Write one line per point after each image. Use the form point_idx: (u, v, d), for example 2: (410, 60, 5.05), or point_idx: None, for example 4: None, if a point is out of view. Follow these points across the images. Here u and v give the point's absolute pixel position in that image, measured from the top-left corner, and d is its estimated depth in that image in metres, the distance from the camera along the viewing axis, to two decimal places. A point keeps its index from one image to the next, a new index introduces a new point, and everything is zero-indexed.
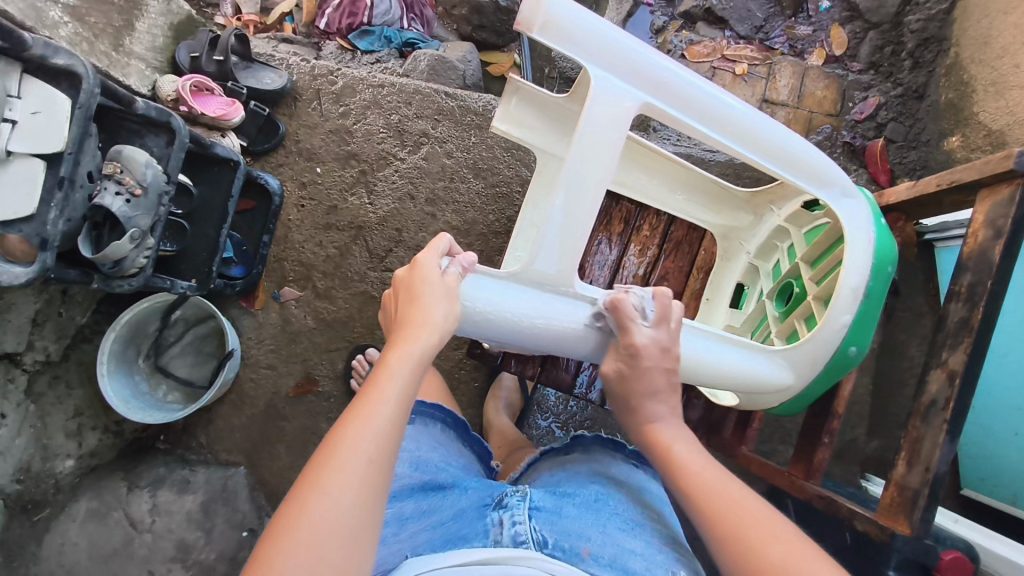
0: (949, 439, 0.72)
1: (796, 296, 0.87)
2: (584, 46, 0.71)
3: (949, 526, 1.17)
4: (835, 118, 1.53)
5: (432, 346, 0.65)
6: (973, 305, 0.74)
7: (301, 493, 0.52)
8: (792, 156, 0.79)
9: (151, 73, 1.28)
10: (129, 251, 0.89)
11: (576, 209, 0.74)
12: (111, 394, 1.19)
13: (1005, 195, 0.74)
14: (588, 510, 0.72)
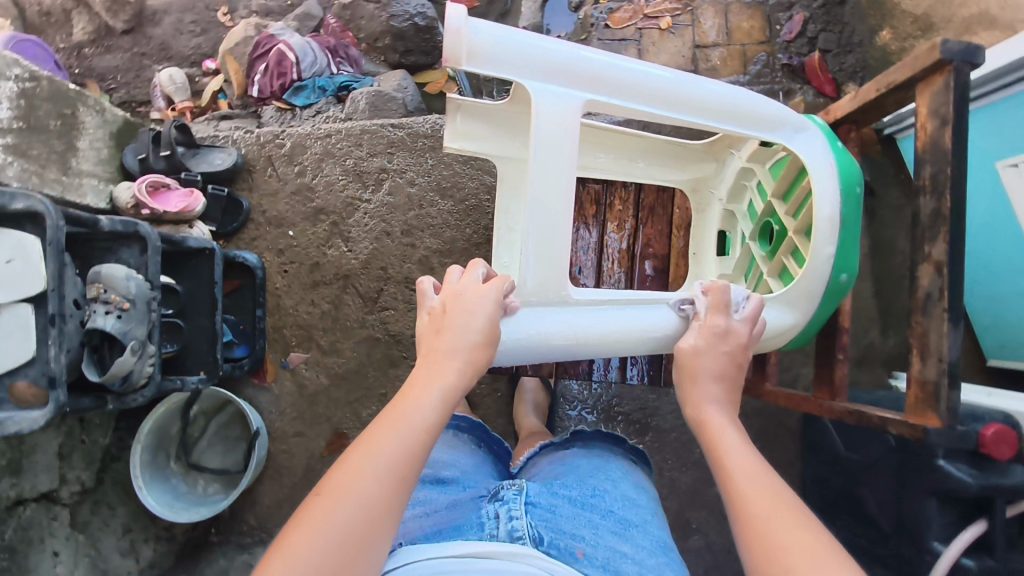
0: (952, 327, 0.73)
1: (777, 234, 0.89)
2: (513, 64, 0.72)
3: (985, 400, 1.19)
4: (767, 44, 1.55)
5: (463, 366, 0.68)
6: (941, 194, 0.75)
7: (326, 492, 0.56)
8: (739, 108, 0.80)
9: (105, 185, 1.30)
10: (133, 364, 0.90)
11: (549, 218, 0.76)
12: (154, 504, 1.21)
13: (940, 85, 0.75)
14: (584, 506, 0.76)
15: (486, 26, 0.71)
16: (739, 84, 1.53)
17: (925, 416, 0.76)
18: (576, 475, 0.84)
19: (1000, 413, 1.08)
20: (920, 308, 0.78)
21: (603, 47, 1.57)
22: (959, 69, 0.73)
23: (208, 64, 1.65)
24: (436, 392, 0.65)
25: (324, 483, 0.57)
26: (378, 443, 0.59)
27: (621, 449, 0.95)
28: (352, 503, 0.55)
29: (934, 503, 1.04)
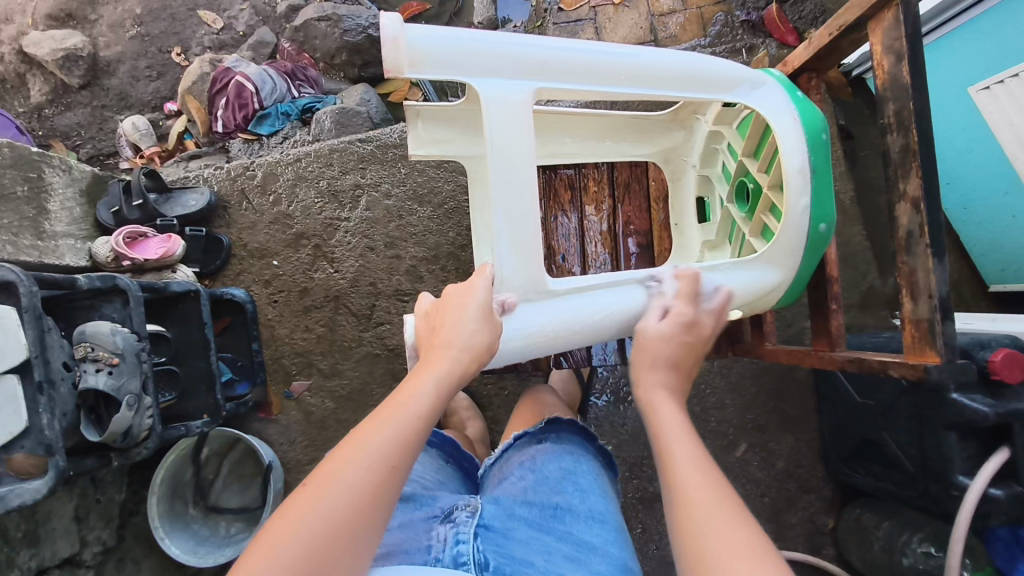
0: (937, 261, 0.72)
1: (752, 192, 0.88)
2: (459, 64, 0.71)
3: (990, 326, 1.18)
4: (723, 4, 1.53)
5: (459, 362, 0.67)
6: (907, 130, 0.73)
7: (317, 476, 0.56)
8: (693, 74, 0.79)
9: (83, 243, 1.29)
10: (132, 419, 0.89)
11: (516, 214, 0.75)
12: (178, 551, 1.21)
13: (891, 19, 0.74)
14: (538, 528, 0.75)
15: (425, 30, 0.69)
16: (701, 47, 1.51)
17: (923, 354, 0.74)
18: (541, 488, 0.82)
19: (1006, 337, 1.06)
20: (905, 247, 0.77)
21: (560, 31, 1.55)
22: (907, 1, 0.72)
23: (169, 107, 1.64)
24: (431, 385, 0.64)
25: (317, 468, 0.57)
26: (370, 430, 0.59)
27: (593, 451, 0.94)
28: (339, 488, 0.55)
29: (954, 438, 1.02)
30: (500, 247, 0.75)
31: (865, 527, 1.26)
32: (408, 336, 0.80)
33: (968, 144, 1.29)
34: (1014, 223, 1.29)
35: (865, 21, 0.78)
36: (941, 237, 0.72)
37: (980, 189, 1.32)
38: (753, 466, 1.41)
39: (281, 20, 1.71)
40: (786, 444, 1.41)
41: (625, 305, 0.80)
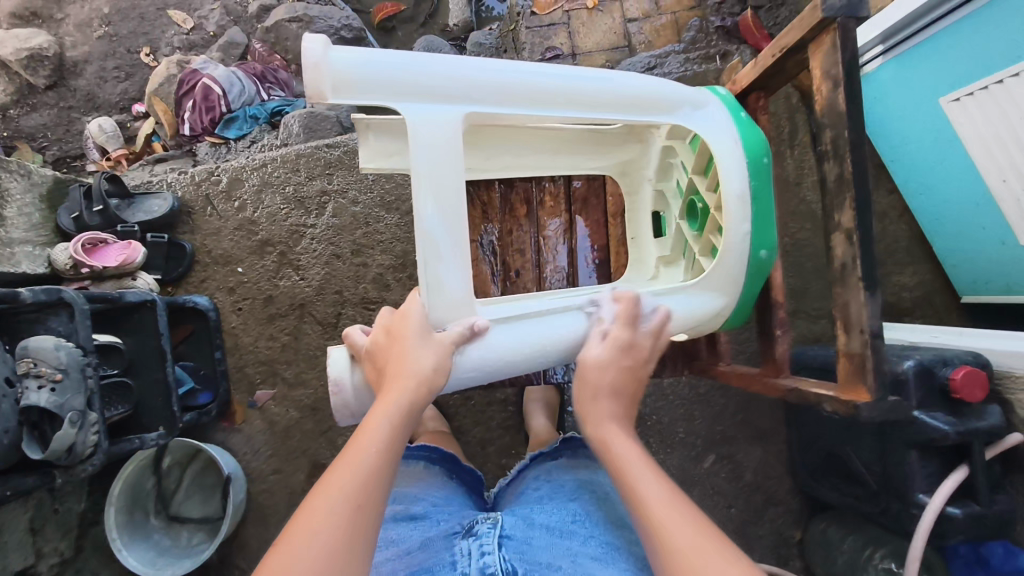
0: (870, 296, 0.71)
1: (701, 210, 0.87)
2: (383, 87, 0.71)
3: (957, 342, 1.17)
4: (698, 9, 1.52)
5: (414, 393, 0.68)
6: (843, 160, 0.72)
7: (291, 535, 0.56)
8: (633, 96, 0.80)
9: (41, 250, 1.26)
10: (75, 436, 0.88)
11: (445, 242, 0.74)
12: (135, 564, 1.20)
13: (829, 44, 0.72)
14: (558, 533, 0.77)
15: (348, 53, 0.69)
16: (675, 53, 1.48)
17: (856, 390, 0.73)
18: (558, 495, 0.85)
19: (969, 355, 1.05)
20: (840, 278, 0.75)
21: (532, 36, 1.51)
22: (845, 26, 0.70)
23: (136, 108, 1.61)
24: (385, 422, 0.65)
25: (288, 529, 0.57)
26: (332, 482, 0.60)
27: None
28: (317, 542, 0.55)
29: (915, 456, 1.01)
30: (430, 273, 0.74)
31: (830, 541, 1.26)
32: (333, 369, 0.78)
33: (938, 157, 1.28)
34: (983, 235, 1.26)
35: (807, 44, 0.76)
36: (875, 270, 0.71)
37: (952, 202, 1.30)
38: (721, 478, 1.40)
39: (253, 20, 1.68)
40: (755, 456, 1.40)
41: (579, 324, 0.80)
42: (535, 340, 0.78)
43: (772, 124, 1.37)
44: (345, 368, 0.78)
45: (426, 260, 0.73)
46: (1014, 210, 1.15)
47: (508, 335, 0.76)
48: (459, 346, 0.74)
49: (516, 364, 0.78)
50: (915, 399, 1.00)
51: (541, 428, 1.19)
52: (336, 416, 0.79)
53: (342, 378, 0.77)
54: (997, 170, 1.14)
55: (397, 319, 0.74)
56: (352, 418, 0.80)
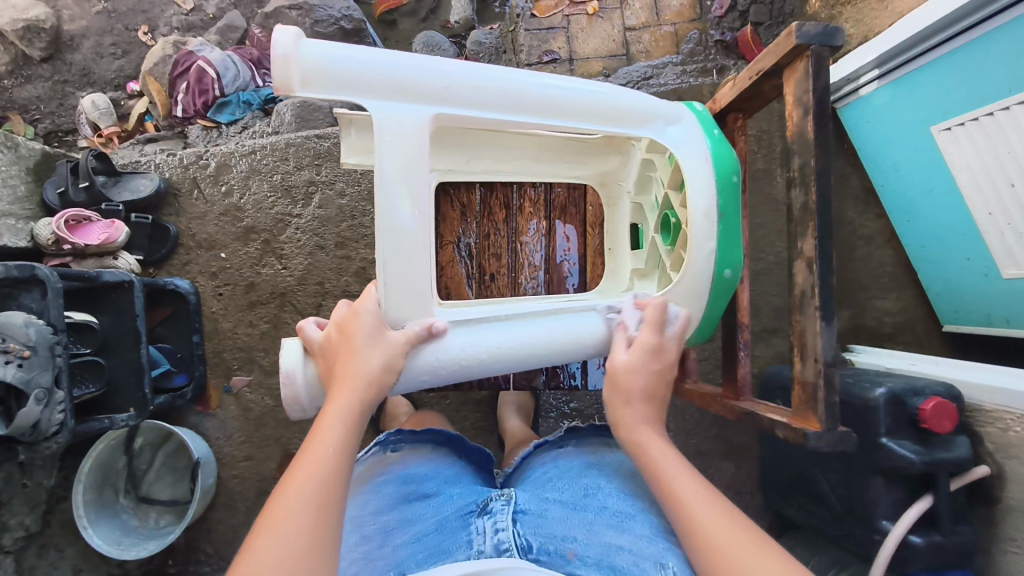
0: (824, 325, 0.77)
1: (674, 225, 0.90)
2: (352, 83, 0.72)
3: (931, 370, 1.18)
4: (698, 22, 1.52)
5: (364, 394, 0.70)
6: (807, 187, 0.78)
7: (257, 542, 0.55)
8: (602, 107, 0.82)
9: (24, 223, 1.24)
10: (40, 413, 0.88)
11: (404, 240, 0.75)
12: (99, 541, 1.19)
13: (802, 71, 0.78)
14: (574, 509, 0.72)
15: (319, 48, 0.71)
16: (672, 64, 1.49)
17: (807, 418, 0.80)
18: (567, 474, 0.80)
19: (941, 385, 1.05)
20: (799, 305, 0.81)
21: (530, 38, 1.52)
22: (818, 54, 0.75)
23: (131, 86, 1.61)
24: (339, 421, 0.66)
25: (251, 539, 0.56)
26: (293, 484, 0.60)
27: (616, 439, 0.90)
28: (285, 545, 0.55)
29: (880, 481, 1.01)
30: (388, 271, 0.75)
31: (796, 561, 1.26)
32: (284, 361, 0.79)
33: (918, 187, 1.28)
34: (966, 264, 1.25)
35: (780, 69, 0.82)
36: (830, 300, 0.77)
37: (938, 231, 1.28)
38: None
39: (253, 5, 1.68)
40: (726, 471, 1.40)
41: (539, 332, 0.82)
42: (496, 344, 0.80)
43: (765, 141, 1.37)
44: (298, 361, 0.79)
45: (385, 259, 0.74)
46: (998, 243, 1.14)
47: (470, 337, 0.79)
48: (415, 346, 0.76)
49: (476, 369, 0.80)
50: (884, 425, 1.01)
51: (515, 429, 1.18)
52: (287, 411, 0.80)
53: (295, 372, 0.78)
54: (983, 203, 1.13)
55: (350, 318, 0.75)
56: (302, 412, 0.81)
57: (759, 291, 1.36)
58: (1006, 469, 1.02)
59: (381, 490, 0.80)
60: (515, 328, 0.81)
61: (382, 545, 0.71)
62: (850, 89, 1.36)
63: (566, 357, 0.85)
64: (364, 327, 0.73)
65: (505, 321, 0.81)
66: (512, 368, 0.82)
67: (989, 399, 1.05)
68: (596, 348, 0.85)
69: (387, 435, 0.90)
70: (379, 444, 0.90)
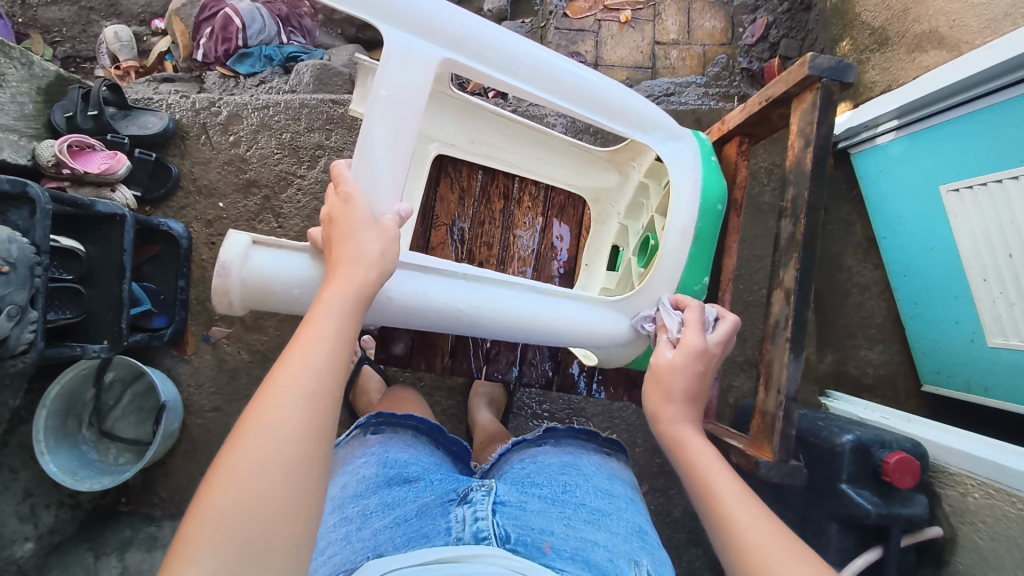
0: (792, 358, 0.77)
1: (651, 247, 0.94)
2: (376, 6, 0.73)
3: (901, 427, 1.18)
4: (728, 46, 1.53)
5: (365, 280, 0.65)
6: (797, 219, 0.78)
7: (252, 430, 0.51)
8: (622, 109, 0.86)
9: (27, 142, 1.22)
10: (10, 330, 0.88)
11: (380, 166, 0.78)
12: (55, 469, 1.17)
13: (809, 102, 0.78)
14: (553, 502, 0.71)
15: None
16: (696, 85, 1.50)
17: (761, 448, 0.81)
18: (544, 471, 0.78)
19: (908, 442, 1.05)
20: (770, 336, 0.82)
21: (560, 37, 1.52)
22: (828, 87, 0.76)
23: (156, 23, 1.62)
24: (335, 315, 0.61)
25: (239, 426, 0.51)
26: (284, 370, 0.55)
27: (593, 444, 0.87)
28: (275, 436, 0.51)
29: (834, 527, 1.02)
30: (360, 181, 0.76)
31: None
32: (229, 246, 0.77)
33: (918, 244, 1.29)
34: (955, 327, 1.25)
35: (790, 98, 0.82)
36: (800, 335, 0.78)
37: (932, 288, 1.28)
38: None
39: None
40: None
41: (506, 305, 0.83)
42: (454, 300, 0.81)
43: (775, 175, 1.37)
44: (241, 251, 0.77)
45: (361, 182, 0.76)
46: (989, 309, 1.14)
47: (443, 289, 0.81)
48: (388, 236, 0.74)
49: (428, 319, 0.82)
50: (846, 472, 1.01)
51: (485, 422, 1.18)
52: (213, 301, 0.78)
53: (231, 265, 0.76)
54: (980, 268, 1.13)
55: (337, 204, 0.72)
56: (229, 306, 0.79)
57: (747, 323, 1.36)
58: (960, 532, 1.03)
59: (361, 472, 0.77)
60: (476, 291, 0.82)
61: (361, 527, 0.68)
62: (868, 136, 1.36)
63: (521, 339, 0.87)
64: (358, 209, 0.71)
65: (474, 284, 0.82)
66: (456, 325, 0.84)
67: (954, 463, 1.05)
68: (551, 337, 0.87)
69: (367, 417, 0.86)
70: (359, 427, 0.86)
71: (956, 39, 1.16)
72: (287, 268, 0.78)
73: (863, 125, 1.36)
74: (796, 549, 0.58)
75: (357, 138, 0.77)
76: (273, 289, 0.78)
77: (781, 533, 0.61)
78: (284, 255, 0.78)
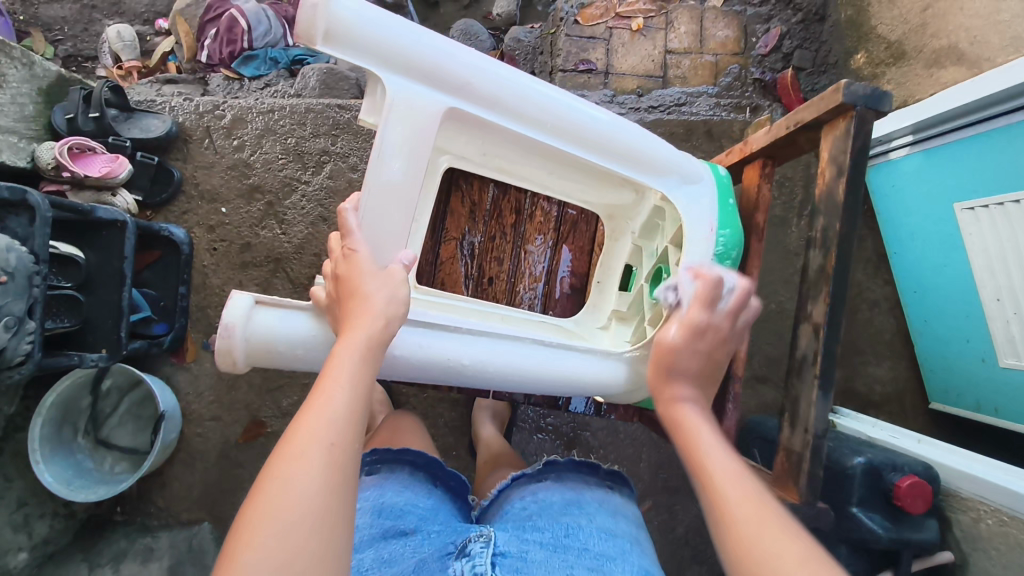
0: (822, 395, 0.76)
1: (665, 281, 0.92)
2: (375, 51, 0.72)
3: (911, 447, 1.14)
4: (741, 56, 1.51)
5: (379, 329, 0.66)
6: (828, 250, 0.76)
7: (272, 485, 0.50)
8: (629, 151, 0.84)
9: (27, 144, 1.20)
10: (7, 342, 0.85)
11: (389, 202, 0.78)
12: (50, 479, 1.14)
13: (842, 129, 0.76)
14: (555, 549, 0.69)
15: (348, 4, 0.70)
16: (707, 95, 1.48)
17: (786, 486, 0.80)
18: (547, 513, 0.76)
19: (919, 465, 1.03)
20: (797, 369, 0.80)
21: (570, 44, 1.49)
22: (862, 114, 0.74)
23: (160, 23, 1.60)
24: (351, 366, 0.61)
25: (264, 482, 0.51)
26: (304, 422, 0.55)
27: (596, 478, 0.84)
28: (297, 488, 0.50)
29: (844, 551, 1.01)
30: (367, 224, 0.77)
31: None
32: (230, 310, 0.74)
33: (931, 262, 1.26)
34: (965, 346, 1.23)
35: (820, 123, 0.80)
36: (830, 370, 0.76)
37: (944, 307, 1.26)
38: None
39: None
40: None
41: (509, 355, 0.82)
42: (455, 350, 0.80)
43: (787, 189, 1.35)
44: (242, 316, 0.74)
45: (368, 225, 0.77)
46: (1002, 332, 1.12)
47: (445, 340, 0.80)
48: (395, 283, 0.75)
49: (425, 372, 0.80)
50: (856, 494, 0.98)
51: (489, 438, 1.16)
52: (217, 364, 0.76)
53: (234, 326, 0.74)
54: (994, 288, 1.11)
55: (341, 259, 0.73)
56: (234, 366, 0.76)
57: (757, 339, 1.34)
58: (973, 560, 1.01)
59: (356, 521, 0.75)
60: (478, 340, 0.81)
61: None
62: (882, 151, 1.34)
63: (526, 387, 0.85)
64: (362, 265, 0.71)
65: (477, 335, 0.81)
66: (460, 377, 0.82)
67: (964, 483, 1.02)
68: (548, 388, 0.85)
69: (364, 455, 0.86)
70: None
71: (977, 57, 1.14)
72: (291, 328, 0.76)
73: (877, 140, 1.34)
74: (785, 530, 0.54)
75: (367, 163, 0.77)
76: (277, 349, 0.76)
77: (770, 508, 0.57)
78: (288, 314, 0.77)
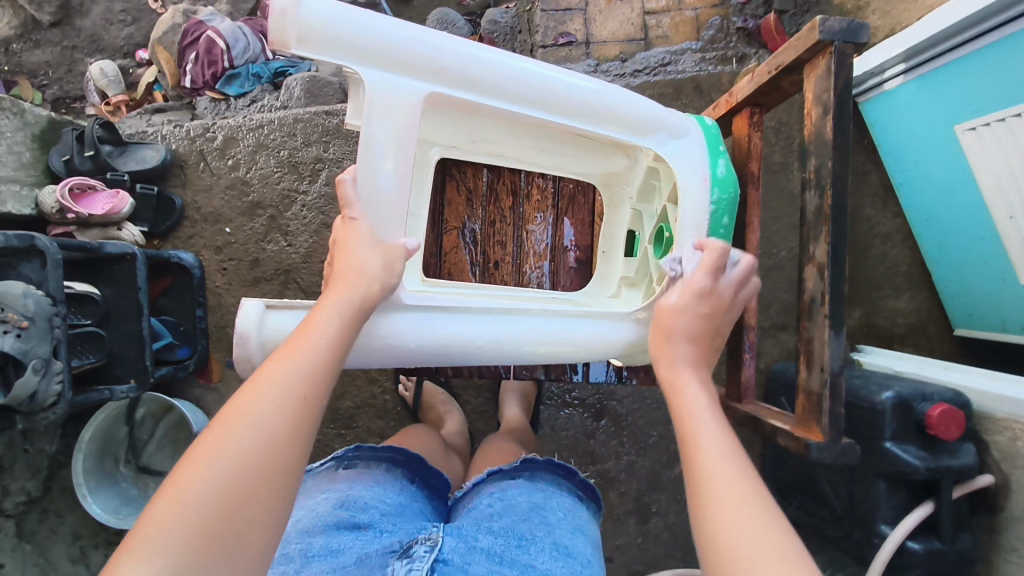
0: (833, 334, 0.76)
1: (667, 239, 0.91)
2: (346, 46, 0.72)
3: (940, 376, 1.14)
4: (720, 7, 1.48)
5: (369, 293, 0.71)
6: (823, 191, 0.76)
7: (228, 421, 0.54)
8: (601, 111, 0.84)
9: (28, 190, 1.22)
10: (37, 383, 0.89)
11: (382, 199, 0.78)
12: (98, 509, 1.18)
13: (824, 67, 0.75)
14: (498, 559, 0.68)
15: (317, 6, 0.71)
16: (690, 51, 1.46)
17: (809, 428, 0.80)
18: (507, 514, 0.75)
19: (949, 392, 1.02)
20: (807, 312, 0.80)
21: (546, 19, 1.49)
22: (841, 50, 0.73)
23: (141, 54, 1.62)
24: (333, 321, 0.66)
25: (221, 415, 0.54)
26: (278, 367, 0.59)
27: (569, 484, 0.86)
28: (251, 429, 0.53)
29: (882, 486, 0.99)
30: (372, 213, 0.78)
31: None
32: (242, 317, 0.76)
33: (937, 188, 1.25)
34: (983, 269, 1.21)
35: (801, 64, 0.80)
36: (839, 309, 0.76)
37: (957, 233, 1.25)
38: None
39: None
40: None
41: (517, 330, 0.82)
42: (467, 333, 0.81)
43: (783, 134, 1.34)
44: (253, 322, 0.76)
45: (370, 217, 0.77)
46: (1018, 247, 1.11)
47: (455, 323, 0.81)
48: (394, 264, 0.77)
49: (440, 356, 0.82)
50: (888, 429, 0.98)
51: (513, 420, 1.18)
52: (237, 369, 0.78)
53: (248, 333, 0.76)
54: (1005, 205, 1.09)
55: (344, 230, 0.77)
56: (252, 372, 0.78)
57: (769, 288, 1.33)
58: (1012, 479, 1.00)
59: (318, 509, 0.75)
60: (486, 321, 0.82)
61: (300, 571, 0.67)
62: (875, 83, 1.31)
63: (540, 361, 0.86)
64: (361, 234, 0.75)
65: (485, 316, 0.82)
66: (472, 358, 0.83)
67: (998, 408, 1.03)
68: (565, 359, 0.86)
69: (345, 449, 0.87)
70: (335, 459, 0.86)
71: None
72: None
73: (868, 74, 1.31)
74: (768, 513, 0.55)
75: (356, 161, 0.77)
76: None
77: (758, 494, 0.57)
78: (301, 314, 0.78)
